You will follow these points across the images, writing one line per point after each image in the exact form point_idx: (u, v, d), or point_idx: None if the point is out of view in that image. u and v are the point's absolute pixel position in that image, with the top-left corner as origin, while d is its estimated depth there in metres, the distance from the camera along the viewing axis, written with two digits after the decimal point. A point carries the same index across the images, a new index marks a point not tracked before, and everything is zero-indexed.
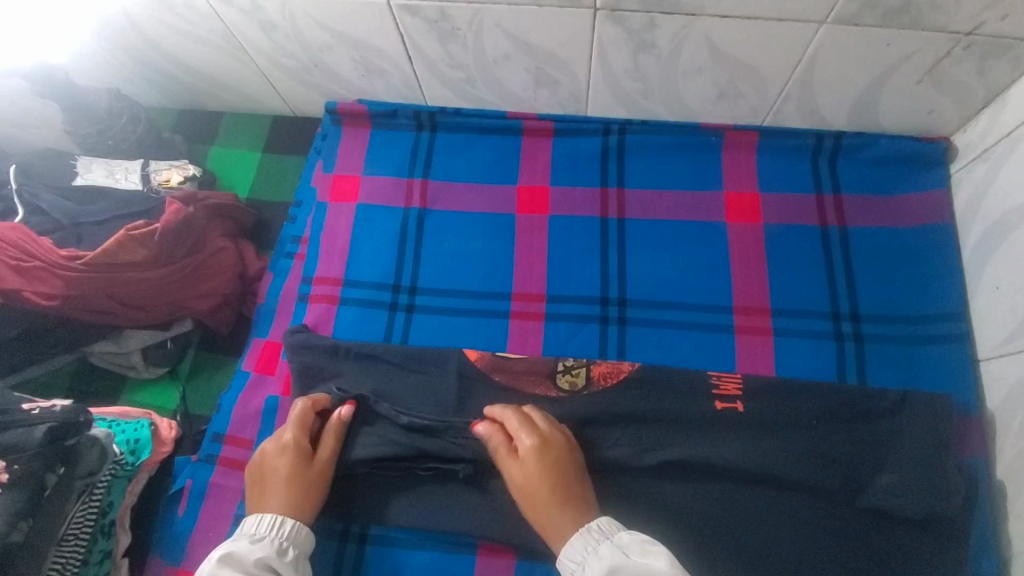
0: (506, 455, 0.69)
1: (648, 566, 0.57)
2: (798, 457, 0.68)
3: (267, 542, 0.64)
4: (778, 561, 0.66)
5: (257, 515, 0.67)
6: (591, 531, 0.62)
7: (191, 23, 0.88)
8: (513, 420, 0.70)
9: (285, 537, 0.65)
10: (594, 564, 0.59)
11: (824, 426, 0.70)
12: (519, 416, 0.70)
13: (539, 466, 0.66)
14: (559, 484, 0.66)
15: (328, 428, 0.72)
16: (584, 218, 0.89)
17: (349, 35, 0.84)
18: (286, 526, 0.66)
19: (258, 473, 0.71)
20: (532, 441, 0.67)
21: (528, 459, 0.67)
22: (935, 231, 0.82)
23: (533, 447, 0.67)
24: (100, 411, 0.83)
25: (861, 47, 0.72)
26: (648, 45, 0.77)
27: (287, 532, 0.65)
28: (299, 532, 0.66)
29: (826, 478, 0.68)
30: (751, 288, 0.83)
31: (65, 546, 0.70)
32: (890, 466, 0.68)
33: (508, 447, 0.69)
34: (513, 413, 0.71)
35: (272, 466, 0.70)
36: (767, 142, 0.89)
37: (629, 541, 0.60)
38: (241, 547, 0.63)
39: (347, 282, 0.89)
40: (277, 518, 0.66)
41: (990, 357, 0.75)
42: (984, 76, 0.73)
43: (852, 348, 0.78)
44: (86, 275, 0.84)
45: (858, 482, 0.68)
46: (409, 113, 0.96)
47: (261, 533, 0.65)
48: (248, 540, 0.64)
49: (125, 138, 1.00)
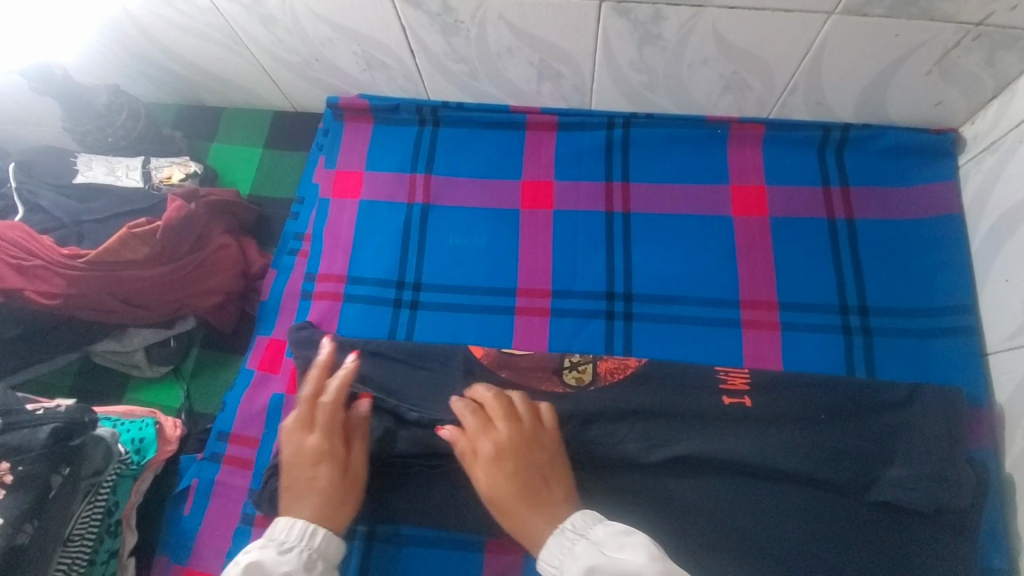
0: (471, 462, 0.67)
1: (621, 561, 0.56)
2: (806, 453, 0.68)
3: (296, 554, 0.61)
4: (787, 556, 0.66)
5: (288, 520, 0.63)
6: (565, 531, 0.62)
7: (190, 18, 0.87)
8: (474, 423, 0.69)
9: (313, 550, 0.63)
10: (570, 566, 0.58)
11: (831, 421, 0.70)
12: (478, 424, 0.69)
13: (504, 469, 0.66)
14: (528, 482, 0.66)
15: (355, 426, 0.71)
16: (589, 213, 0.89)
17: (351, 29, 0.83)
18: (316, 537, 0.63)
19: (289, 480, 0.68)
20: (493, 446, 0.67)
21: (495, 462, 0.67)
22: (942, 224, 0.81)
23: (499, 449, 0.67)
24: (104, 410, 0.83)
25: (869, 39, 0.71)
26: (653, 37, 0.76)
27: (318, 545, 0.63)
28: (329, 545, 0.64)
29: (833, 473, 0.67)
30: (758, 282, 0.82)
31: (71, 546, 0.70)
32: (900, 459, 0.68)
33: (471, 453, 0.68)
34: (472, 417, 0.69)
35: (305, 472, 0.68)
36: (774, 134, 0.88)
37: (605, 537, 0.59)
38: (269, 556, 0.60)
39: (351, 278, 0.88)
40: (311, 527, 0.63)
41: (998, 350, 0.75)
42: (993, 67, 0.72)
43: (860, 342, 0.78)
44: (88, 274, 0.83)
45: (865, 477, 0.67)
46: (411, 108, 0.95)
47: (290, 542, 0.62)
48: (276, 549, 0.61)
49: (125, 135, 0.99)
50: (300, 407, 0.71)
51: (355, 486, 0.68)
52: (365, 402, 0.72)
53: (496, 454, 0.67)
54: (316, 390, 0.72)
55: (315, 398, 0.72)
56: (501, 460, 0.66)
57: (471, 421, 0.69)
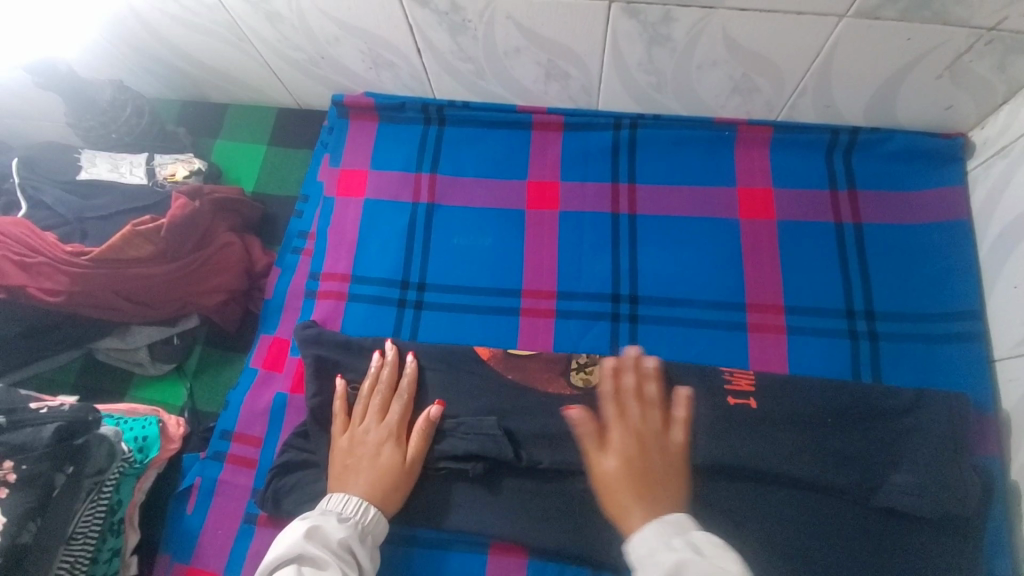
0: (589, 444, 0.68)
1: (718, 569, 0.54)
2: (811, 458, 0.68)
3: (351, 527, 0.65)
4: (788, 561, 0.66)
5: (343, 494, 0.68)
6: (666, 523, 0.60)
7: (195, 14, 0.86)
8: (608, 409, 0.70)
9: (366, 525, 0.66)
10: (665, 553, 0.57)
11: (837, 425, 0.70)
12: (612, 413, 0.70)
13: (619, 452, 0.66)
14: (639, 471, 0.65)
15: (418, 428, 0.72)
16: (595, 214, 0.88)
17: (357, 27, 0.83)
18: (369, 514, 0.67)
19: (344, 463, 0.71)
20: (620, 435, 0.68)
21: (614, 450, 0.67)
22: (951, 229, 0.81)
23: (621, 434, 0.68)
24: (107, 408, 0.83)
25: (880, 42, 0.70)
26: (663, 38, 0.76)
27: (369, 521, 0.67)
28: (378, 524, 0.67)
29: (839, 478, 0.67)
30: (764, 286, 0.82)
31: (74, 544, 0.70)
32: (906, 465, 0.67)
33: (592, 436, 0.69)
34: (610, 405, 0.70)
35: (369, 455, 0.71)
36: (781, 137, 0.87)
37: (704, 542, 0.58)
38: (328, 523, 0.64)
39: (355, 278, 0.88)
40: (365, 503, 0.67)
41: (1006, 357, 0.74)
42: (1006, 72, 0.72)
43: (866, 347, 0.77)
44: (93, 272, 0.83)
45: (872, 482, 0.67)
46: (417, 106, 0.95)
47: (345, 514, 0.66)
48: (335, 519, 0.65)
49: (128, 131, 0.99)
50: (375, 397, 0.75)
51: (364, 485, 0.69)
52: (435, 408, 0.73)
53: (618, 440, 0.67)
54: (392, 385, 0.76)
55: (391, 392, 0.75)
56: (622, 446, 0.67)
57: (607, 408, 0.70)
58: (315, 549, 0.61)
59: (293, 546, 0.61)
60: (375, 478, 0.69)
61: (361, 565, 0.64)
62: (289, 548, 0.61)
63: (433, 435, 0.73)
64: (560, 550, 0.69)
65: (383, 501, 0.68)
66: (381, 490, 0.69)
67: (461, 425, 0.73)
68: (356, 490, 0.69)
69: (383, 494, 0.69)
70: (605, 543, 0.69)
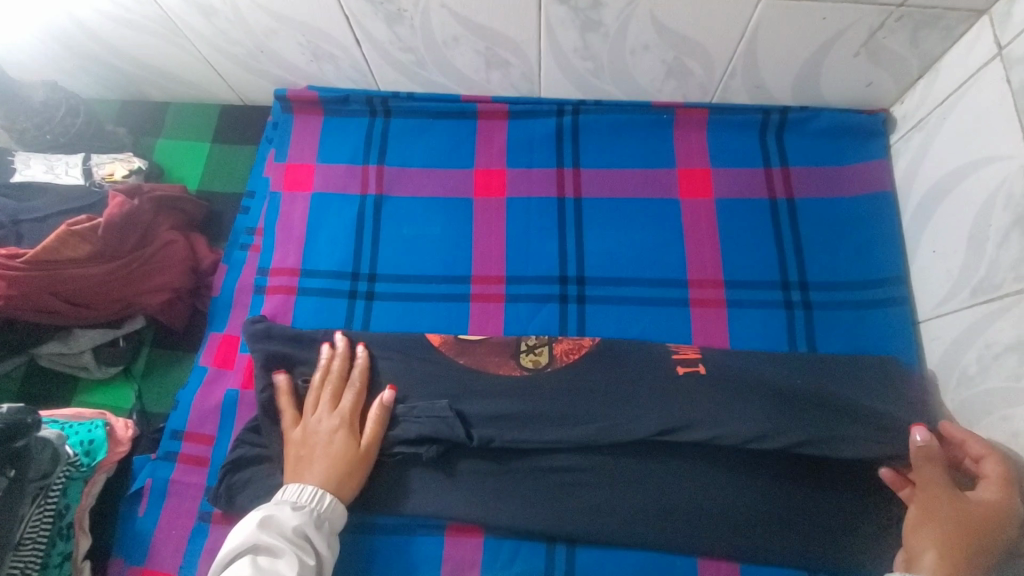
0: (934, 478, 0.63)
1: None
2: (762, 418, 0.69)
3: (308, 514, 0.65)
4: (721, 516, 0.69)
5: (298, 484, 0.68)
6: None
7: (128, 9, 0.85)
8: (994, 470, 0.62)
9: (322, 511, 0.66)
10: None
11: (793, 391, 0.72)
12: (998, 474, 0.62)
13: (985, 505, 0.61)
14: (993, 527, 0.60)
15: (373, 414, 0.73)
16: (541, 199, 0.90)
17: (294, 19, 0.83)
18: (325, 501, 0.67)
19: (298, 458, 0.70)
20: (1000, 492, 0.61)
21: (963, 502, 0.61)
22: (876, 200, 0.85)
23: (990, 493, 0.61)
24: (50, 414, 0.81)
25: (799, 22, 0.74)
26: (595, 24, 0.78)
27: (327, 508, 0.67)
28: (337, 510, 0.68)
29: (802, 435, 0.68)
30: (705, 262, 0.85)
31: (23, 550, 0.68)
32: (852, 418, 0.69)
33: (943, 474, 0.63)
34: (997, 461, 0.62)
35: (321, 446, 0.70)
36: (717, 119, 0.90)
37: None
38: (282, 511, 0.65)
39: (305, 272, 0.88)
40: (320, 490, 0.67)
41: (928, 318, 0.78)
42: (917, 47, 0.76)
43: (801, 315, 0.81)
44: (26, 275, 0.81)
45: (832, 438, 0.68)
46: (361, 99, 0.95)
47: (302, 502, 0.66)
48: (289, 508, 0.65)
49: (64, 131, 0.97)
50: (327, 387, 0.75)
51: (315, 474, 0.69)
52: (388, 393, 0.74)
53: (990, 493, 0.61)
54: (344, 375, 0.76)
55: (342, 382, 0.75)
56: (980, 505, 0.61)
57: (992, 466, 0.62)
58: (269, 537, 0.62)
59: (246, 536, 0.62)
60: (329, 466, 0.69)
61: (318, 552, 0.64)
62: (242, 538, 0.62)
63: (387, 420, 0.73)
64: (513, 527, 0.71)
65: (336, 488, 0.68)
66: (335, 478, 0.68)
67: (415, 409, 0.73)
68: (312, 479, 0.68)
69: (335, 482, 0.69)
70: (561, 519, 0.70)
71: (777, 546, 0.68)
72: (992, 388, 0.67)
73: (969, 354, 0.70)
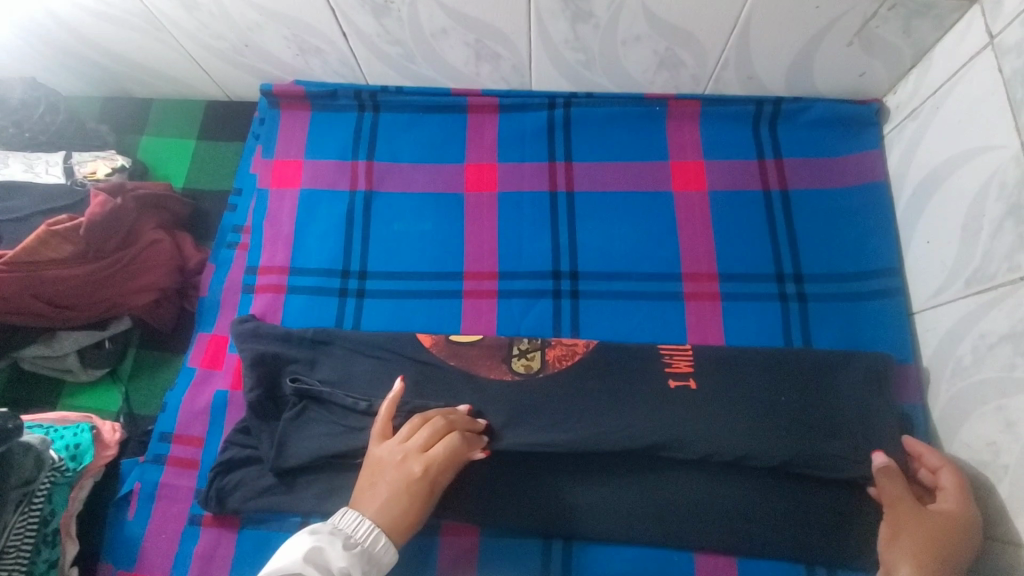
0: (899, 494, 0.63)
1: None
2: (751, 435, 0.68)
3: (360, 552, 0.59)
4: (718, 512, 0.68)
5: (345, 509, 0.63)
6: None
7: (107, 3, 0.82)
8: (949, 480, 0.64)
9: (359, 535, 0.60)
10: None
11: (785, 402, 0.70)
12: (954, 483, 0.63)
13: (946, 513, 0.62)
14: (957, 536, 0.60)
15: (438, 430, 0.66)
16: (533, 193, 0.89)
17: (279, 12, 0.81)
18: (379, 543, 0.60)
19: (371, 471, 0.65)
20: (957, 501, 0.62)
21: (926, 516, 0.62)
22: (871, 190, 0.84)
23: (952, 504, 0.62)
24: (35, 418, 0.80)
25: (792, 11, 0.73)
26: (585, 14, 0.76)
27: (380, 551, 0.60)
28: (389, 554, 0.61)
29: (791, 454, 0.67)
30: (699, 256, 0.84)
31: (7, 558, 0.66)
32: (841, 429, 0.68)
33: (905, 490, 0.64)
34: (952, 472, 0.64)
35: None
36: (711, 110, 0.89)
37: None
38: (325, 543, 0.58)
39: (293, 270, 0.86)
40: (379, 533, 0.60)
41: (923, 308, 0.77)
42: (910, 37, 0.75)
43: (796, 308, 0.80)
44: (6, 277, 0.80)
45: (813, 464, 0.67)
46: (349, 93, 0.93)
47: (357, 538, 0.60)
48: (331, 534, 0.59)
49: (44, 129, 0.95)
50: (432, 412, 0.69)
51: None
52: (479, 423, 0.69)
53: (949, 502, 0.62)
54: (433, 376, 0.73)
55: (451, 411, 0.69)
56: (944, 518, 0.61)
57: (947, 477, 0.64)
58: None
59: (291, 564, 0.56)
60: None
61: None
62: (284, 565, 0.56)
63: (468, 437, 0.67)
64: (510, 524, 0.70)
65: None
66: None
67: (407, 404, 0.72)
68: None
69: None
70: (558, 517, 0.70)
71: (775, 545, 0.68)
72: (986, 378, 0.66)
73: (963, 345, 0.70)
